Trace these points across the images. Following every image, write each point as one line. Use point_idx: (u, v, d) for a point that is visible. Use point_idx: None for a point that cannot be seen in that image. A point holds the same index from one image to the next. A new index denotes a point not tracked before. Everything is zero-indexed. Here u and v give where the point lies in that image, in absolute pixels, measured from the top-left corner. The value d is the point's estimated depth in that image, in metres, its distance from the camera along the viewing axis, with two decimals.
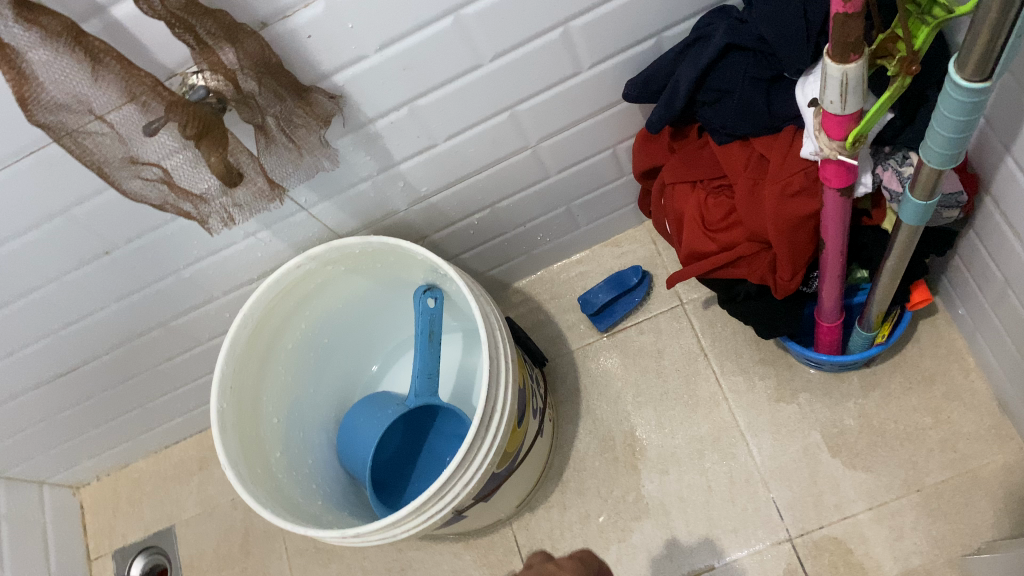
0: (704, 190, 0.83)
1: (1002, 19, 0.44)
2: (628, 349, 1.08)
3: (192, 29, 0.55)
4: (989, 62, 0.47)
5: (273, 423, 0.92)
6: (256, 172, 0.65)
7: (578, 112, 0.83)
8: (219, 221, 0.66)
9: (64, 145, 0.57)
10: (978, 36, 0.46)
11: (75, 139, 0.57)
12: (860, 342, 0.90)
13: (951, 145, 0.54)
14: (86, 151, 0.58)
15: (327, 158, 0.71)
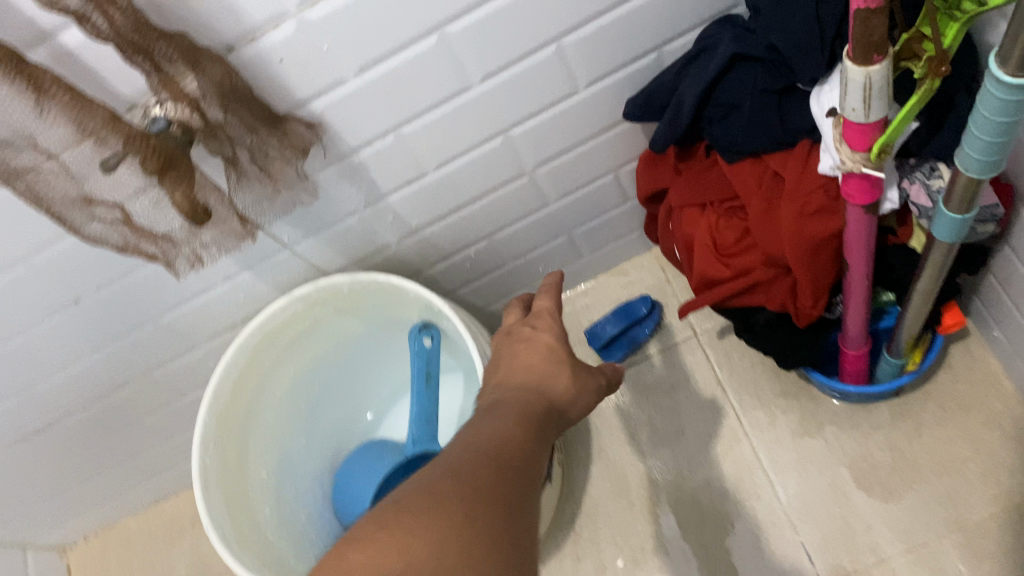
0: (715, 213, 0.78)
1: None
2: (639, 384, 1.02)
3: (149, 53, 0.50)
4: None
5: (262, 478, 0.86)
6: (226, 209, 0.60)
7: (577, 134, 0.78)
8: (185, 264, 0.62)
9: (10, 186, 0.51)
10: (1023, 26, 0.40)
11: (23, 179, 0.51)
12: (890, 371, 0.83)
13: (994, 151, 0.48)
14: (35, 192, 0.52)
15: (305, 192, 0.67)
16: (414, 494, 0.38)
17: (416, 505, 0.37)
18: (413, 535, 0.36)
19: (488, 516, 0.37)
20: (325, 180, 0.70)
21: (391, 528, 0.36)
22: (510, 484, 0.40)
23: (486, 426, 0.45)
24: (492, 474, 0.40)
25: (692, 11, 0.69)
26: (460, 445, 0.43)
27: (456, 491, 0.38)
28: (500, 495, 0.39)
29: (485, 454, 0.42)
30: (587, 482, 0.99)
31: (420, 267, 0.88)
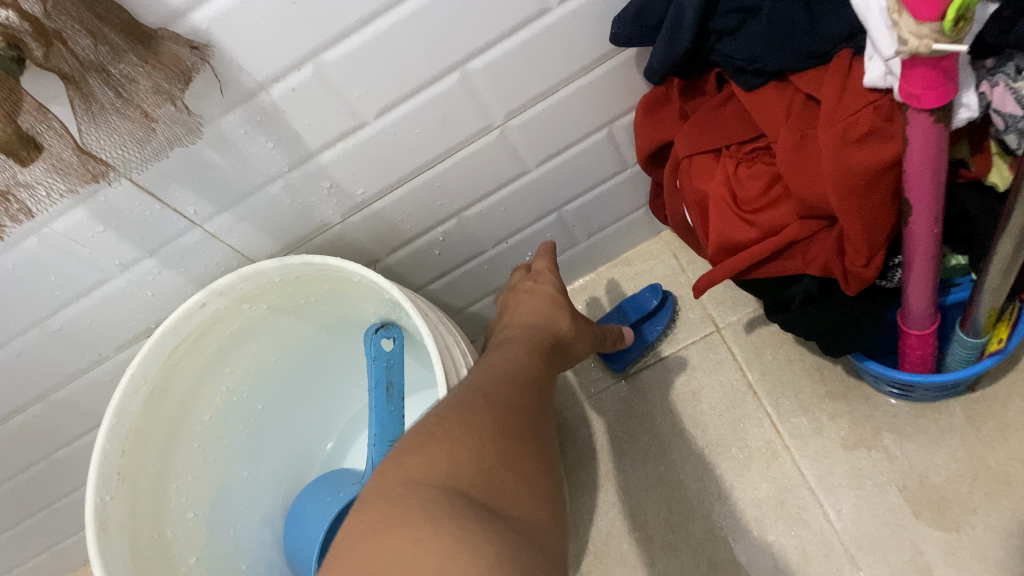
0: (731, 160, 0.61)
1: None
2: (653, 393, 0.85)
3: None
4: None
5: (188, 520, 0.70)
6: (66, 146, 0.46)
7: (555, 71, 0.62)
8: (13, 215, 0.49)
9: None
10: None
11: None
12: (964, 355, 0.66)
13: None
14: None
15: (188, 130, 0.52)
16: (464, 408, 0.47)
17: (464, 416, 0.46)
18: (468, 438, 0.44)
19: (517, 419, 0.49)
20: (230, 128, 0.55)
21: (446, 435, 0.44)
22: (529, 401, 0.53)
23: (506, 360, 0.59)
24: (511, 399, 0.51)
25: None
26: (492, 372, 0.55)
27: (492, 412, 0.48)
28: (524, 415, 0.51)
29: (515, 373, 0.56)
30: (593, 512, 0.82)
31: (377, 252, 0.73)
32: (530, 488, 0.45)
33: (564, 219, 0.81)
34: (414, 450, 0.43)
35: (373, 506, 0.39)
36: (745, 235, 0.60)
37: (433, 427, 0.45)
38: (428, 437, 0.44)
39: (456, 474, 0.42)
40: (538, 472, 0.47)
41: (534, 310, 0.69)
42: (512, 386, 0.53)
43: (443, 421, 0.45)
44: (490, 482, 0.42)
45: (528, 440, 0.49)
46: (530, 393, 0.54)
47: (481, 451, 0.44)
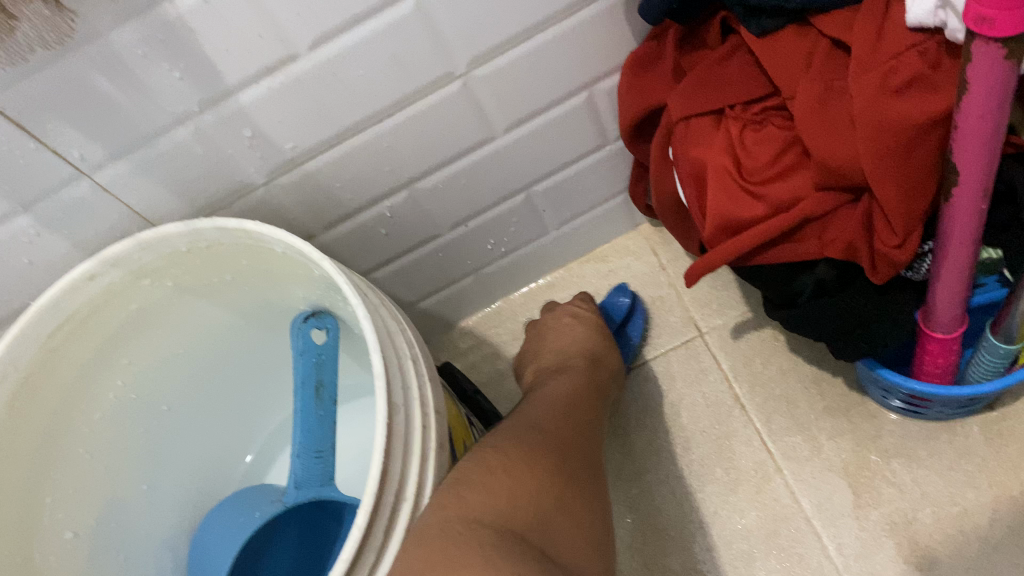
0: (736, 122, 0.52)
1: None
2: (627, 405, 0.75)
3: None
4: None
5: (67, 541, 0.58)
6: None
7: (531, 12, 0.52)
8: None
9: None
10: None
11: None
12: (993, 364, 0.56)
13: None
14: None
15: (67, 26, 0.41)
16: (519, 443, 0.49)
17: (517, 453, 0.47)
18: (522, 474, 0.46)
19: (570, 458, 0.50)
20: (124, 47, 0.44)
21: (502, 470, 0.45)
22: (581, 440, 0.54)
23: (556, 392, 0.59)
24: (564, 438, 0.52)
25: None
26: (542, 408, 0.56)
27: (546, 450, 0.49)
28: (575, 455, 0.52)
29: (566, 409, 0.57)
30: None
31: (312, 226, 0.62)
32: (579, 530, 0.46)
33: (532, 201, 0.70)
34: (471, 483, 0.44)
35: (433, 532, 0.41)
36: (749, 212, 0.51)
37: (489, 461, 0.46)
38: (484, 471, 0.45)
39: (509, 512, 0.43)
40: (583, 514, 0.48)
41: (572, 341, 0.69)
42: (565, 423, 0.54)
43: (499, 456, 0.46)
44: (540, 526, 0.44)
45: (579, 477, 0.50)
46: (579, 431, 0.55)
47: (532, 493, 0.45)
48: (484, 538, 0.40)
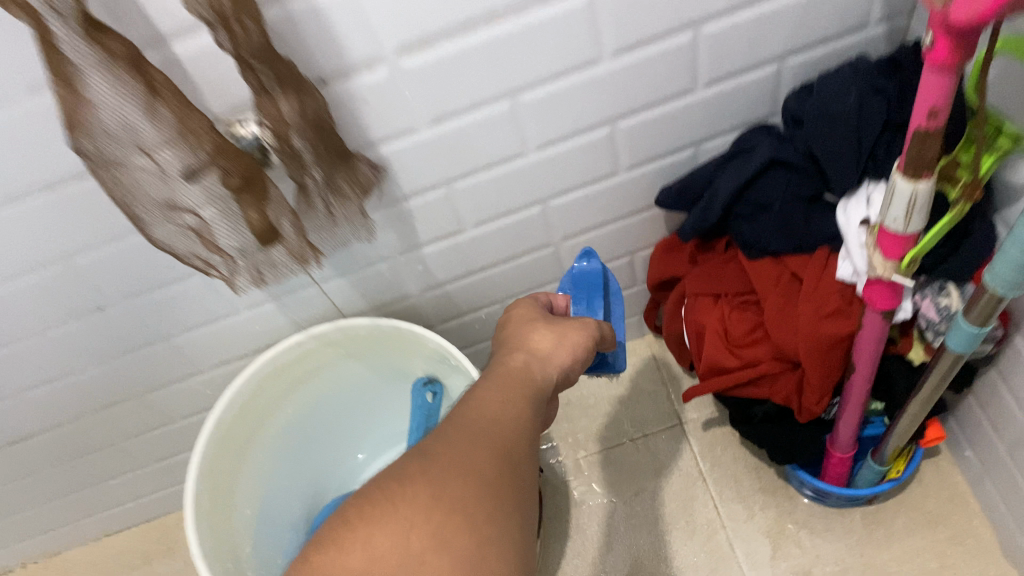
0: (727, 305, 0.82)
1: None
2: (622, 466, 1.04)
3: (255, 74, 0.51)
4: None
5: (246, 514, 0.85)
6: (296, 237, 0.61)
7: (607, 213, 0.83)
8: (247, 282, 0.63)
9: (101, 178, 0.52)
10: None
11: (113, 173, 0.52)
12: (870, 476, 0.87)
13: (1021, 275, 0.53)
14: (122, 187, 0.53)
15: (362, 229, 0.67)
16: (410, 465, 0.40)
17: (394, 491, 0.38)
18: (396, 523, 0.37)
19: (488, 470, 0.40)
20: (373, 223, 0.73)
21: (361, 534, 0.37)
22: (506, 454, 0.42)
23: (489, 404, 0.46)
24: (505, 434, 0.44)
25: (734, 115, 0.75)
26: (472, 415, 0.45)
27: (443, 479, 0.39)
28: (489, 474, 0.40)
29: (490, 418, 0.45)
30: (559, 557, 0.99)
31: (433, 320, 0.91)
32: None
33: None
34: (330, 545, 0.37)
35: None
36: (730, 363, 0.80)
37: (356, 516, 0.38)
38: (347, 529, 0.37)
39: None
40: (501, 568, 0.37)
41: (530, 341, 0.56)
42: (484, 438, 0.42)
43: (374, 500, 0.38)
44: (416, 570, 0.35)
45: (492, 513, 0.38)
46: (498, 453, 0.42)
47: (408, 520, 0.37)
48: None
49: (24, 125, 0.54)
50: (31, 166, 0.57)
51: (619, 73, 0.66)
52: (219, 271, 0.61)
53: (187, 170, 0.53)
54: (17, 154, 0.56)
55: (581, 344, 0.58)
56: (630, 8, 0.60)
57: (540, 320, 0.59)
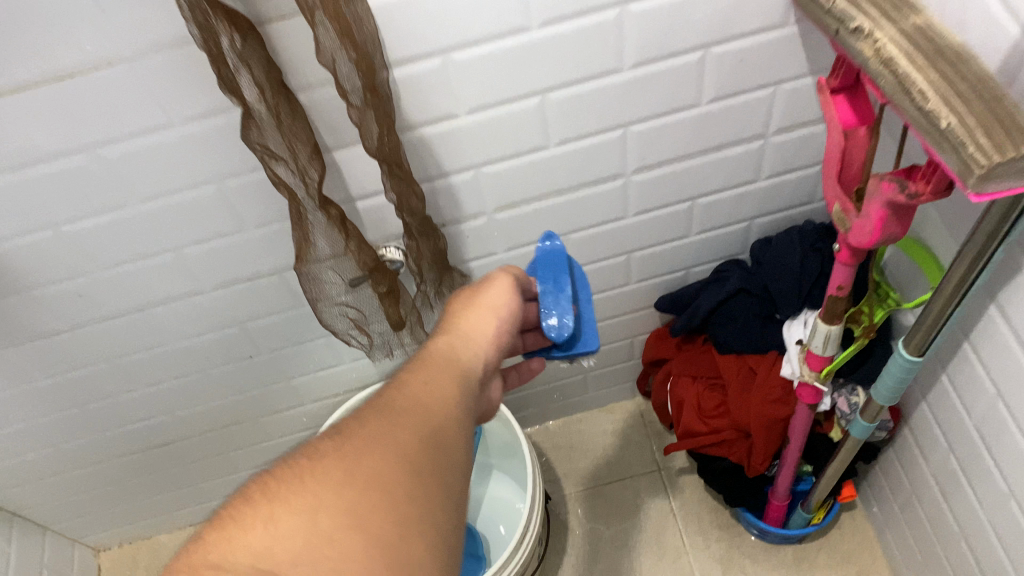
0: (701, 384, 1.12)
1: (933, 324, 0.72)
2: (610, 499, 1.32)
3: (410, 228, 0.79)
4: (925, 343, 0.75)
5: None
6: (418, 324, 0.90)
7: (617, 309, 1.12)
8: (381, 352, 0.92)
9: (305, 288, 0.79)
10: (919, 329, 0.74)
11: (313, 286, 0.79)
12: (800, 521, 1.14)
13: (893, 389, 0.81)
14: (317, 294, 0.80)
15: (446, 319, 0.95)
16: (325, 445, 0.42)
17: (305, 467, 0.40)
18: (305, 498, 0.38)
19: (412, 447, 0.42)
20: None
21: (266, 511, 0.38)
22: (430, 435, 0.44)
23: (418, 385, 0.49)
24: (435, 407, 0.47)
25: (714, 251, 1.05)
26: (412, 393, 0.48)
27: (358, 452, 0.41)
28: (411, 431, 0.44)
29: (420, 401, 0.47)
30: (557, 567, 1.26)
31: None
32: (392, 572, 0.36)
33: (587, 379, 1.30)
34: (231, 523, 0.38)
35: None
36: (703, 428, 1.09)
37: (260, 491, 0.39)
38: (252, 507, 0.38)
39: (270, 558, 0.36)
40: (416, 543, 0.38)
41: (458, 324, 0.60)
42: (408, 418, 0.45)
43: (289, 472, 0.40)
44: (315, 549, 0.36)
45: (411, 490, 0.40)
46: (423, 435, 0.44)
47: (321, 498, 0.38)
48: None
49: (251, 242, 0.83)
50: (247, 264, 0.85)
51: (637, 223, 0.96)
52: (364, 344, 0.90)
53: (355, 281, 0.81)
54: (240, 259, 0.85)
55: (505, 314, 0.62)
56: (649, 188, 0.90)
57: (467, 300, 0.62)
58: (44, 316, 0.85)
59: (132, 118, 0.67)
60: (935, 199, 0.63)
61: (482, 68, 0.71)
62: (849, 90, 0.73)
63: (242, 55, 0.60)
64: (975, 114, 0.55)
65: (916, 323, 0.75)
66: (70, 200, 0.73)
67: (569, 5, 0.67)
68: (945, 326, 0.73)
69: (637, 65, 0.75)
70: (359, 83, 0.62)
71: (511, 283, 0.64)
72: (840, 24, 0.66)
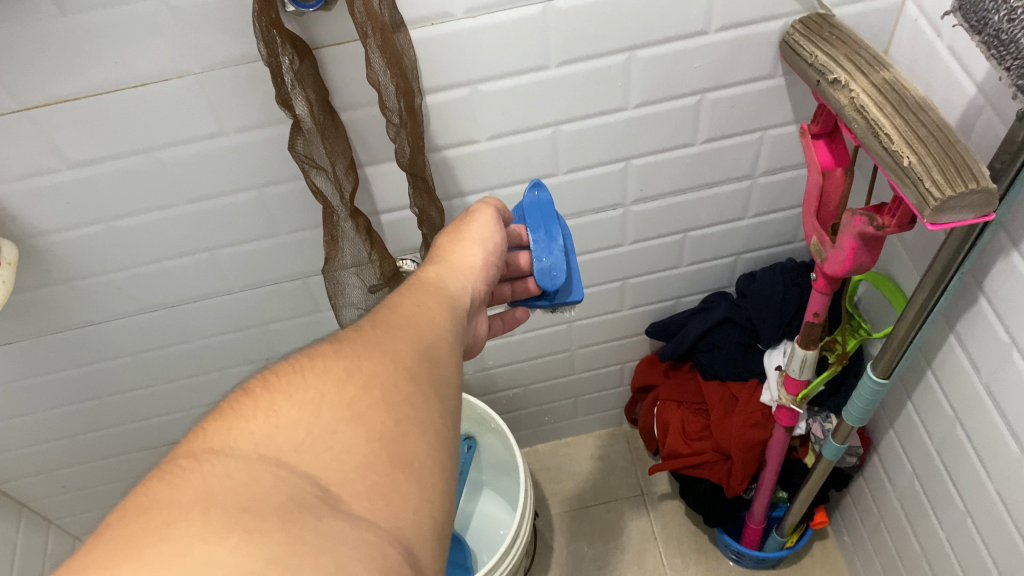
0: (685, 410, 1.19)
1: (904, 335, 0.79)
2: (595, 520, 1.37)
3: (429, 239, 0.85)
4: (896, 358, 0.81)
5: None
6: None
7: (610, 333, 1.20)
8: None
9: (328, 289, 0.84)
10: (891, 343, 0.81)
11: (336, 288, 0.84)
12: (775, 544, 1.19)
13: (866, 405, 0.87)
14: (339, 298, 0.85)
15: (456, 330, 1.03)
16: (323, 352, 0.46)
17: (304, 370, 0.44)
18: (306, 396, 0.42)
19: (408, 360, 0.47)
20: None
21: (268, 404, 0.41)
22: (423, 349, 0.49)
23: (407, 306, 0.53)
24: (425, 328, 0.51)
25: (703, 283, 1.13)
26: (403, 311, 0.52)
27: (356, 360, 0.45)
28: (404, 348, 0.48)
29: (412, 320, 0.51)
30: None
31: (476, 391, 1.27)
32: (391, 461, 0.41)
33: (578, 402, 1.36)
34: (233, 414, 0.41)
35: (165, 473, 0.37)
36: (686, 448, 1.16)
37: (260, 388, 0.43)
38: (254, 401, 0.42)
39: (273, 442, 0.39)
40: (413, 441, 0.42)
41: (444, 255, 0.63)
42: (401, 333, 0.49)
43: (290, 375, 0.44)
44: (320, 439, 0.40)
45: (408, 395, 0.44)
46: (416, 352, 0.48)
47: (322, 397, 0.42)
48: (242, 478, 0.37)
49: (281, 247, 0.90)
50: (275, 268, 0.93)
51: (633, 251, 1.04)
52: None
53: (375, 289, 0.87)
54: (269, 262, 0.92)
55: (488, 248, 0.65)
56: (646, 219, 0.99)
57: (456, 235, 0.66)
58: (81, 307, 0.92)
59: (189, 125, 0.75)
60: (899, 230, 0.72)
61: (504, 99, 0.79)
62: (827, 136, 0.83)
63: (298, 73, 0.68)
64: (933, 155, 0.64)
65: (888, 339, 0.82)
66: (123, 198, 0.80)
67: (584, 48, 0.76)
68: (914, 340, 0.80)
69: (641, 105, 0.84)
70: (397, 103, 0.70)
71: (493, 216, 0.68)
72: (821, 76, 0.74)
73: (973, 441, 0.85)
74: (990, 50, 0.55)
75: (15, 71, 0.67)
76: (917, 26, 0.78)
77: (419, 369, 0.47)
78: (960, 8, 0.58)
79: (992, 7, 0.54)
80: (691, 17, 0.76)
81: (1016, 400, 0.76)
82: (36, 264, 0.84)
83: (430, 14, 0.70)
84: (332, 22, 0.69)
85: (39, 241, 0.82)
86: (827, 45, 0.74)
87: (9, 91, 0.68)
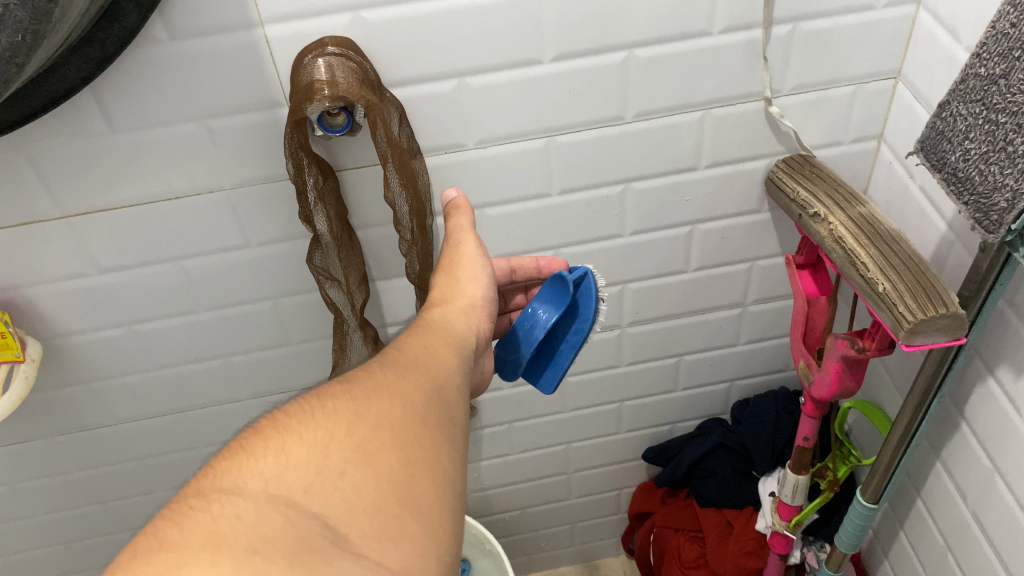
0: (683, 537, 1.18)
1: (899, 445, 0.80)
2: None
3: None
4: (887, 472, 0.82)
5: None
6: None
7: (606, 458, 1.22)
8: None
9: None
10: (884, 455, 0.82)
11: None
12: None
13: (858, 527, 0.88)
14: None
15: None
16: (331, 389, 0.45)
17: (313, 409, 0.43)
18: (315, 436, 0.41)
19: (416, 402, 0.46)
20: None
21: (277, 443, 0.40)
22: (430, 390, 0.48)
23: (415, 347, 0.52)
24: (438, 371, 0.51)
25: (698, 410, 1.16)
26: (411, 353, 0.51)
27: (365, 399, 0.44)
28: (412, 389, 0.47)
29: (420, 363, 0.50)
30: None
31: (473, 513, 1.28)
32: (401, 507, 0.40)
33: (576, 529, 1.36)
34: (242, 453, 0.39)
35: (172, 514, 0.36)
36: None
37: (270, 427, 0.41)
38: (263, 440, 0.40)
39: (282, 483, 0.38)
40: (422, 485, 0.41)
41: (455, 296, 0.61)
42: (410, 374, 0.48)
43: (298, 413, 0.42)
44: (330, 479, 0.39)
45: (416, 436, 0.44)
46: (423, 392, 0.47)
47: (331, 437, 0.41)
48: (253, 523, 0.35)
49: (290, 356, 0.94)
50: (284, 377, 0.97)
51: (630, 373, 1.08)
52: None
53: None
54: (277, 371, 0.96)
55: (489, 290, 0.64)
56: (642, 343, 1.03)
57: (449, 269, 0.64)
58: (94, 410, 0.95)
59: (215, 239, 0.80)
60: (880, 354, 0.76)
61: (510, 221, 0.86)
62: (811, 266, 0.86)
63: (320, 193, 0.74)
64: (904, 280, 0.69)
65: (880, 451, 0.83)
66: (145, 303, 0.85)
67: (583, 179, 0.83)
68: (909, 450, 0.81)
69: (636, 232, 0.89)
70: (410, 221, 0.75)
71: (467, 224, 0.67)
72: (802, 210, 0.80)
73: (964, 568, 0.85)
74: (950, 186, 0.61)
75: (61, 181, 0.73)
76: (892, 168, 0.84)
77: (425, 412, 0.46)
78: (922, 150, 0.64)
79: (950, 148, 0.60)
80: (681, 154, 0.83)
81: (1002, 524, 0.77)
82: (57, 364, 0.88)
83: (444, 144, 0.77)
84: (355, 147, 0.76)
85: (62, 341, 0.86)
86: (808, 181, 0.81)
87: (53, 199, 0.74)
